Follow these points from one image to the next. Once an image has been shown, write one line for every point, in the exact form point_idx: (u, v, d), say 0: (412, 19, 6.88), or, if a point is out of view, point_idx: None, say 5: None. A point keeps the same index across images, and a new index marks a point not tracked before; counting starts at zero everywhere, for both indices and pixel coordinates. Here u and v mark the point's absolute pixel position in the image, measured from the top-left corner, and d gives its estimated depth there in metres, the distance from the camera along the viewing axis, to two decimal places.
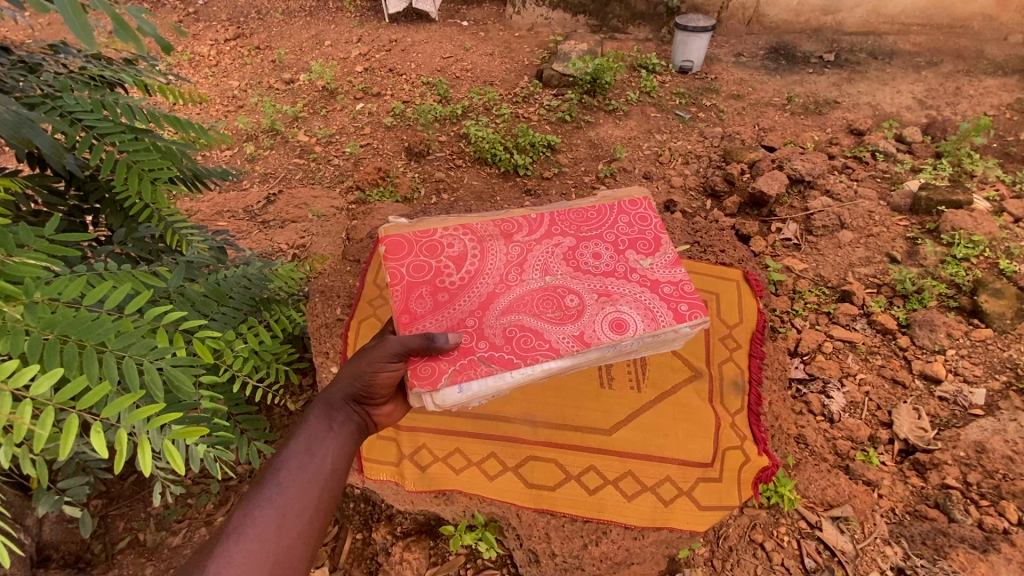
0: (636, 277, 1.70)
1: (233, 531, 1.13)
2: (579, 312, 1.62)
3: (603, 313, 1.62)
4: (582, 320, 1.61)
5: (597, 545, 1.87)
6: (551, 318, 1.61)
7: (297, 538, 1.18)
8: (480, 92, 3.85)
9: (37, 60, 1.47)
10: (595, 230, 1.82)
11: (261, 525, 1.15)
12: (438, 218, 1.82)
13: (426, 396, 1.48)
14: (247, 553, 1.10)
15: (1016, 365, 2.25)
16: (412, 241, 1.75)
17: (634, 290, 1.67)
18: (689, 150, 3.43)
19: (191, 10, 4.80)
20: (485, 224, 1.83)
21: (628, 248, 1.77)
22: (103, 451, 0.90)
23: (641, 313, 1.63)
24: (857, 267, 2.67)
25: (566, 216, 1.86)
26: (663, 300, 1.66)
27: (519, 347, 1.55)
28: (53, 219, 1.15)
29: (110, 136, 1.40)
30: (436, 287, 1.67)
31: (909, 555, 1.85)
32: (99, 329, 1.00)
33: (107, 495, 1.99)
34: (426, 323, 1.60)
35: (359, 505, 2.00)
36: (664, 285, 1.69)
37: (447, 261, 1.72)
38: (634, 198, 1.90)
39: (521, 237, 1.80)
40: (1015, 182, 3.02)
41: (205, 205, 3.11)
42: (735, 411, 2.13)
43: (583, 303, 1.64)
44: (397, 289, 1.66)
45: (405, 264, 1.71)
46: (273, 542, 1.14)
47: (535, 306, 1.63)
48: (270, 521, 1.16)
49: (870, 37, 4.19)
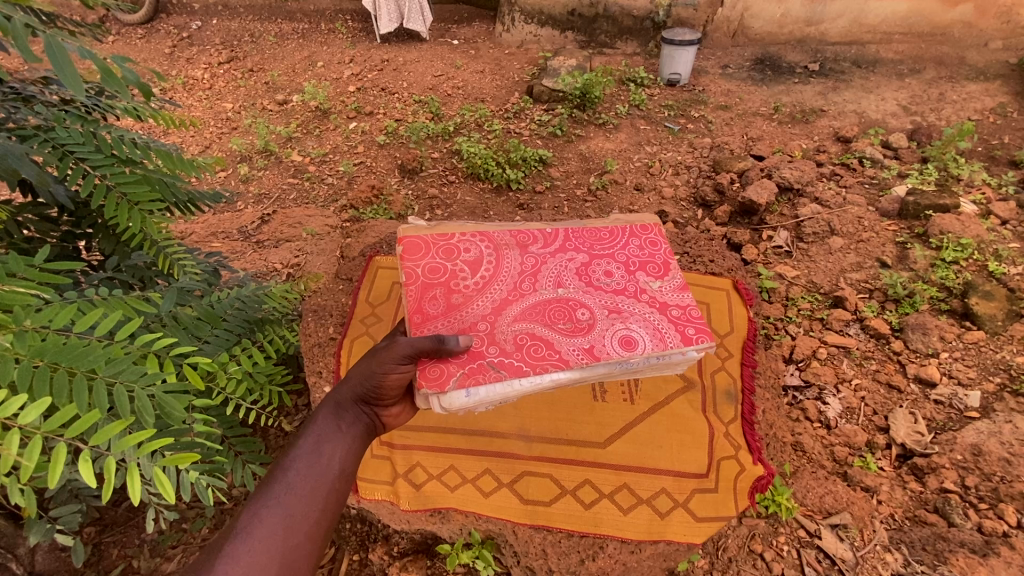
0: (646, 297, 1.72)
1: (240, 530, 1.13)
2: (590, 326, 1.62)
3: (614, 329, 1.62)
4: (592, 334, 1.60)
5: (594, 560, 1.87)
6: (562, 329, 1.61)
7: (305, 537, 1.18)
8: (471, 109, 3.90)
9: (29, 91, 1.47)
10: (608, 249, 1.85)
11: (269, 525, 1.15)
12: (458, 224, 1.87)
13: (432, 398, 1.44)
14: (254, 553, 1.10)
15: (1009, 367, 2.25)
16: (430, 243, 1.79)
17: (644, 311, 1.68)
18: (680, 161, 3.46)
19: (185, 35, 4.93)
20: (502, 234, 1.87)
21: (639, 269, 1.80)
22: (92, 480, 0.91)
23: (650, 334, 1.62)
24: (848, 273, 2.69)
25: (580, 234, 1.90)
26: (672, 323, 1.66)
27: (529, 355, 1.54)
28: (44, 248, 1.16)
29: (103, 167, 1.42)
30: (450, 288, 1.67)
31: (909, 562, 1.83)
32: (88, 357, 1.01)
33: (100, 522, 1.97)
34: (437, 324, 1.59)
35: (356, 526, 1.99)
36: (673, 308, 1.70)
37: (463, 265, 1.74)
38: (645, 224, 1.96)
39: (536, 249, 1.83)
40: (1001, 185, 3.04)
41: (200, 227, 3.13)
42: (728, 420, 2.13)
43: (593, 317, 1.65)
44: (411, 288, 1.67)
45: (420, 265, 1.72)
46: (280, 543, 1.14)
47: (546, 316, 1.64)
48: (277, 523, 1.16)
49: (853, 46, 4.25)
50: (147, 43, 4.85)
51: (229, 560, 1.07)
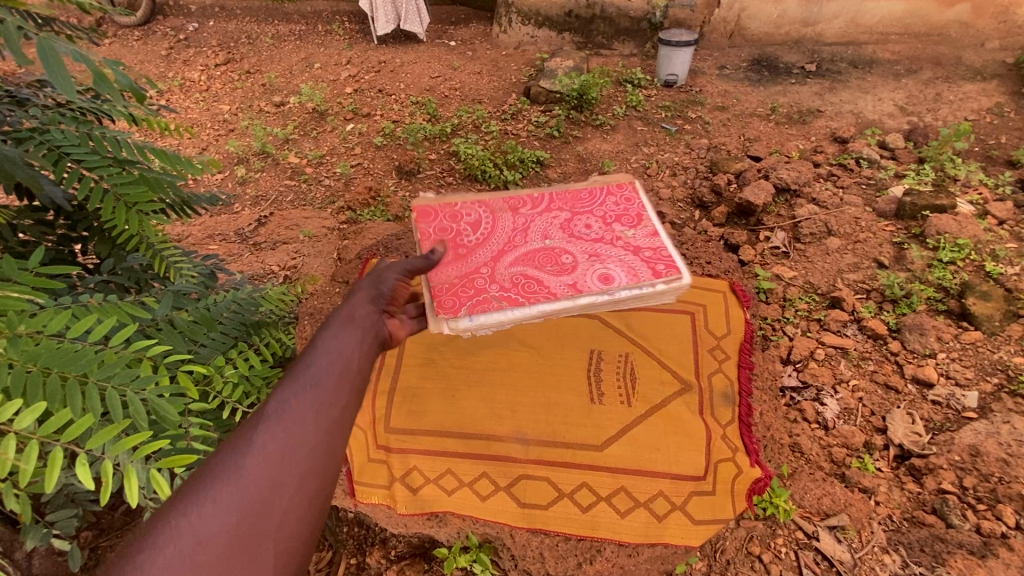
0: (621, 243, 1.88)
1: (261, 412, 0.89)
2: (574, 267, 1.82)
3: (593, 269, 1.80)
4: (576, 273, 1.79)
5: (592, 563, 1.88)
6: (550, 271, 1.81)
7: (344, 414, 0.93)
8: (469, 110, 3.89)
9: (25, 95, 1.47)
10: (588, 207, 2.03)
11: (296, 404, 0.90)
12: (458, 191, 2.09)
13: (444, 322, 1.66)
14: (283, 436, 0.86)
15: (1006, 367, 2.25)
16: (434, 207, 2.01)
17: (620, 253, 1.84)
18: (677, 162, 3.46)
19: (182, 37, 4.92)
20: (495, 198, 2.08)
21: (617, 222, 1.96)
22: (87, 484, 0.90)
23: (626, 271, 1.78)
24: (845, 273, 2.69)
25: (563, 194, 2.08)
26: (643, 262, 1.81)
27: (523, 291, 1.75)
28: (38, 251, 1.17)
29: (99, 168, 1.41)
30: (455, 243, 1.91)
31: (907, 563, 1.83)
32: (81, 361, 1.00)
33: (97, 526, 1.96)
34: (446, 269, 1.82)
35: (353, 530, 2.02)
36: (646, 251, 1.85)
37: (465, 225, 1.96)
38: (620, 183, 2.10)
39: (526, 209, 2.03)
40: (998, 185, 3.04)
41: (197, 228, 3.12)
42: (725, 422, 2.13)
43: (576, 261, 1.84)
44: (423, 244, 1.91)
45: (428, 224, 1.95)
46: (313, 427, 0.88)
47: (536, 261, 1.85)
48: (309, 407, 0.90)
49: (849, 47, 4.26)
50: (144, 44, 4.84)
51: (251, 446, 0.83)
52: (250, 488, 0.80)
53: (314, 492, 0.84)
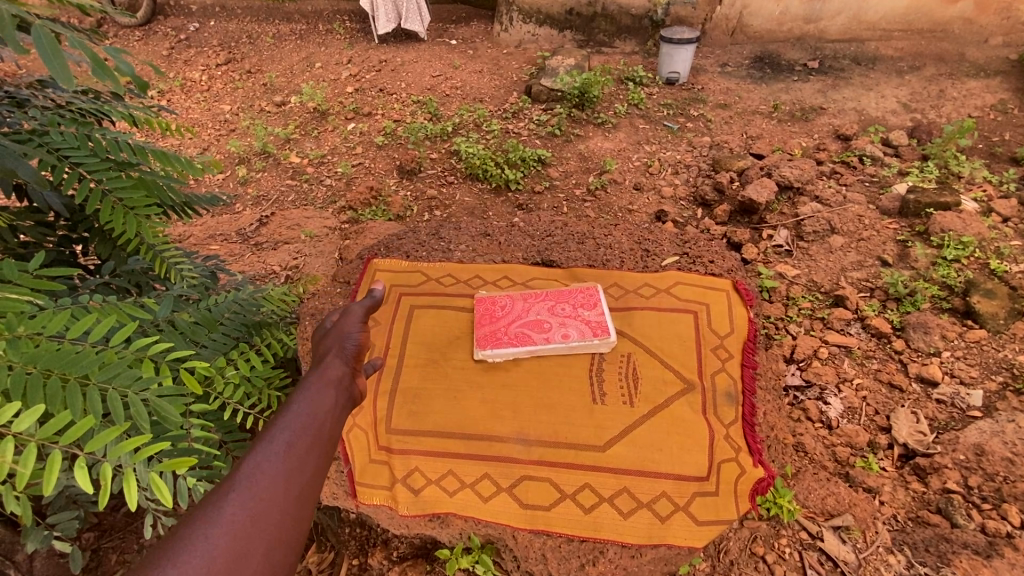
0: (574, 306, 2.35)
1: (230, 483, 0.84)
2: (542, 325, 2.29)
3: (555, 325, 2.28)
4: (543, 329, 2.27)
5: (595, 565, 1.86)
6: (526, 326, 2.29)
7: (310, 487, 0.89)
8: (469, 109, 3.88)
9: (25, 96, 1.47)
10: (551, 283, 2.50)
11: (266, 473, 0.86)
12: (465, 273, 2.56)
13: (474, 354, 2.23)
14: (253, 508, 0.81)
15: (1011, 365, 2.24)
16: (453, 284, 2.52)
17: (573, 314, 2.31)
18: (679, 160, 3.45)
19: (183, 37, 4.93)
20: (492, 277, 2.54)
21: (581, 304, 2.35)
22: (87, 487, 0.89)
23: (576, 328, 2.26)
24: (849, 272, 2.68)
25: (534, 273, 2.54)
26: (590, 322, 2.29)
27: (515, 339, 2.24)
28: (38, 253, 1.16)
29: (98, 172, 1.41)
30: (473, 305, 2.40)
31: (911, 564, 1.80)
32: (81, 363, 1.00)
33: (99, 527, 1.96)
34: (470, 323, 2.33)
35: (355, 531, 1.99)
36: (591, 313, 2.32)
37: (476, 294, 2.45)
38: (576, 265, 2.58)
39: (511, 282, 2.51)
40: (1002, 182, 3.03)
41: (199, 229, 3.12)
42: (729, 421, 2.12)
43: (543, 319, 2.30)
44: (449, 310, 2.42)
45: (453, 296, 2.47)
46: (279, 483, 0.86)
47: (519, 318, 2.32)
48: (276, 463, 0.88)
49: (852, 44, 4.24)
50: (145, 45, 4.84)
51: (221, 518, 0.78)
52: (215, 564, 0.74)
53: (277, 568, 0.79)
